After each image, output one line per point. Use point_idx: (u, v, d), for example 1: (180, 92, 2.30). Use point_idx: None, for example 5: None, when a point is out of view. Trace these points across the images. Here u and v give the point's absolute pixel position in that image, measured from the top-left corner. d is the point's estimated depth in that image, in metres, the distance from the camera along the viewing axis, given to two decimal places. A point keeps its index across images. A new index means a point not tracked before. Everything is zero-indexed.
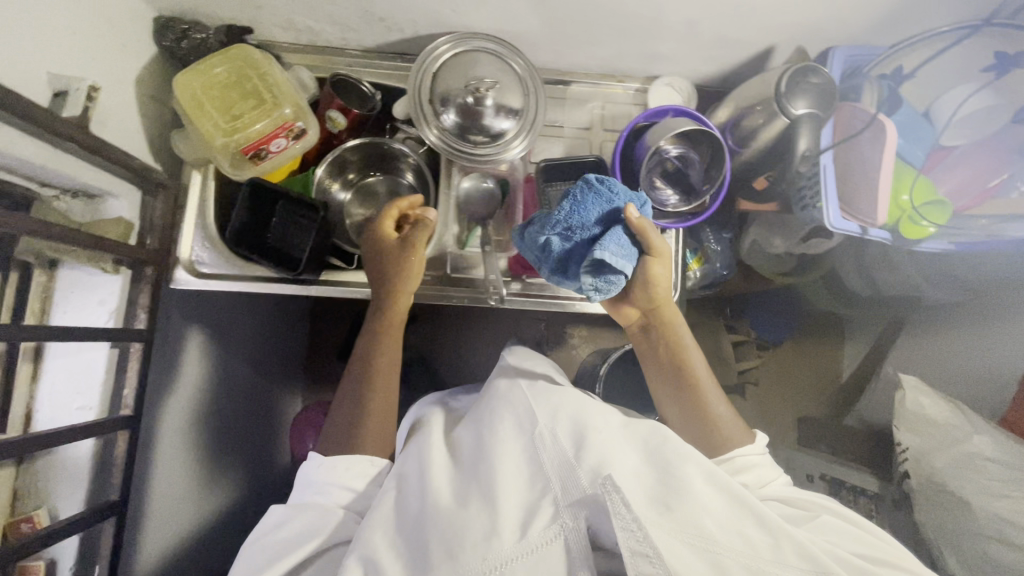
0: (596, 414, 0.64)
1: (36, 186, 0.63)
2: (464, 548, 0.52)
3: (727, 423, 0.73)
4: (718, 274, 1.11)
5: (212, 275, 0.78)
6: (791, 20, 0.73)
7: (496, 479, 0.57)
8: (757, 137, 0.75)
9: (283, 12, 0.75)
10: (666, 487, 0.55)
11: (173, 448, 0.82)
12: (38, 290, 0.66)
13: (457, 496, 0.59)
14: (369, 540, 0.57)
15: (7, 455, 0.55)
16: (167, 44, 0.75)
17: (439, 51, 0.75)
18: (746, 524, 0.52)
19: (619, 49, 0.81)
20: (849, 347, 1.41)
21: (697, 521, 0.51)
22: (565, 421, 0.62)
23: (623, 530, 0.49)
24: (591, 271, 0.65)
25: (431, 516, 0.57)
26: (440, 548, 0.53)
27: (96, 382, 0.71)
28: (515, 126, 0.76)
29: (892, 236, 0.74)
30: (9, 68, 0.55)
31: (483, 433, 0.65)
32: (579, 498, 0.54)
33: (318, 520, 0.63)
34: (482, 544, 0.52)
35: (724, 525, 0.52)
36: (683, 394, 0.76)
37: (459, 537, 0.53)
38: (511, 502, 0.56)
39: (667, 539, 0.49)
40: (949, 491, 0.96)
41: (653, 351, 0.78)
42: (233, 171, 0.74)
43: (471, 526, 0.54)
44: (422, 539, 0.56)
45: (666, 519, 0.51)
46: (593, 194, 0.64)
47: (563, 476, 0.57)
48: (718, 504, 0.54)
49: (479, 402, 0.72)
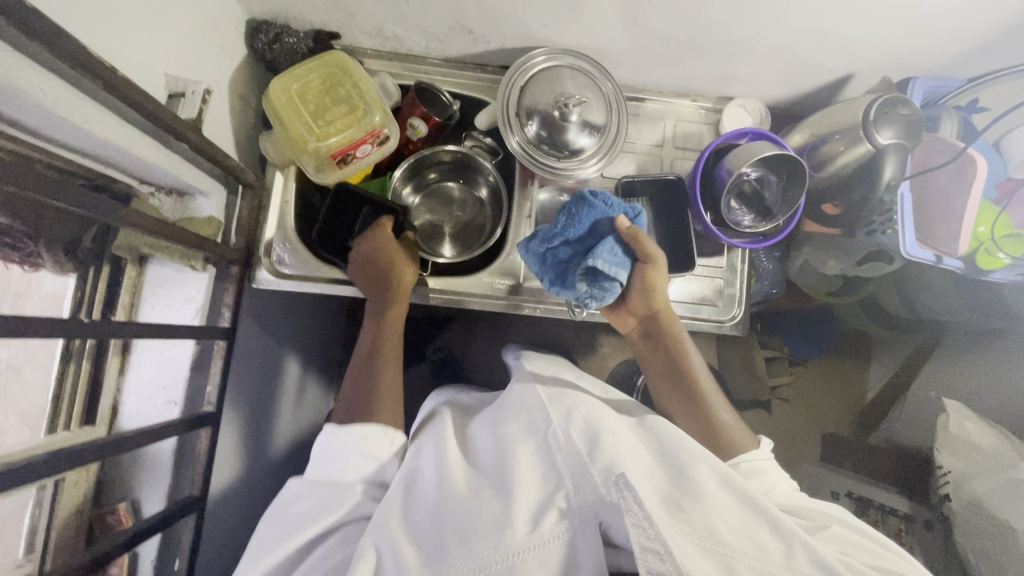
0: (608, 416, 0.66)
1: (136, 182, 0.64)
2: (474, 536, 0.54)
3: (731, 428, 0.72)
4: (768, 293, 1.13)
5: (294, 275, 0.79)
6: (875, 49, 0.75)
7: (511, 475, 0.58)
8: (836, 162, 0.76)
9: (375, 20, 0.76)
10: (682, 490, 0.56)
11: (234, 441, 0.83)
12: (128, 286, 0.69)
13: (471, 487, 0.60)
14: (382, 520, 0.58)
15: (116, 452, 0.56)
16: (257, 46, 0.76)
17: (534, 63, 0.76)
18: (760, 530, 0.53)
19: (698, 69, 0.82)
20: (872, 370, 1.40)
21: (708, 522, 0.52)
22: (579, 421, 0.63)
23: (634, 527, 0.49)
24: (586, 279, 0.68)
25: (445, 507, 0.58)
26: (451, 537, 0.55)
27: (181, 376, 0.73)
28: (595, 146, 0.77)
29: (966, 266, 0.74)
30: (136, 68, 0.56)
31: (500, 433, 0.66)
32: (591, 496, 0.55)
33: (332, 498, 0.62)
34: (494, 534, 0.53)
35: (738, 530, 0.53)
36: (687, 399, 0.74)
37: (472, 528, 0.55)
38: (525, 495, 0.57)
39: (678, 538, 0.50)
40: (992, 516, 0.95)
41: (653, 357, 0.77)
42: (316, 174, 0.75)
43: (484, 516, 0.55)
44: (432, 527, 0.57)
45: (676, 519, 0.52)
46: (587, 207, 0.70)
47: (575, 474, 0.57)
48: (731, 509, 0.55)
49: (495, 404, 0.73)
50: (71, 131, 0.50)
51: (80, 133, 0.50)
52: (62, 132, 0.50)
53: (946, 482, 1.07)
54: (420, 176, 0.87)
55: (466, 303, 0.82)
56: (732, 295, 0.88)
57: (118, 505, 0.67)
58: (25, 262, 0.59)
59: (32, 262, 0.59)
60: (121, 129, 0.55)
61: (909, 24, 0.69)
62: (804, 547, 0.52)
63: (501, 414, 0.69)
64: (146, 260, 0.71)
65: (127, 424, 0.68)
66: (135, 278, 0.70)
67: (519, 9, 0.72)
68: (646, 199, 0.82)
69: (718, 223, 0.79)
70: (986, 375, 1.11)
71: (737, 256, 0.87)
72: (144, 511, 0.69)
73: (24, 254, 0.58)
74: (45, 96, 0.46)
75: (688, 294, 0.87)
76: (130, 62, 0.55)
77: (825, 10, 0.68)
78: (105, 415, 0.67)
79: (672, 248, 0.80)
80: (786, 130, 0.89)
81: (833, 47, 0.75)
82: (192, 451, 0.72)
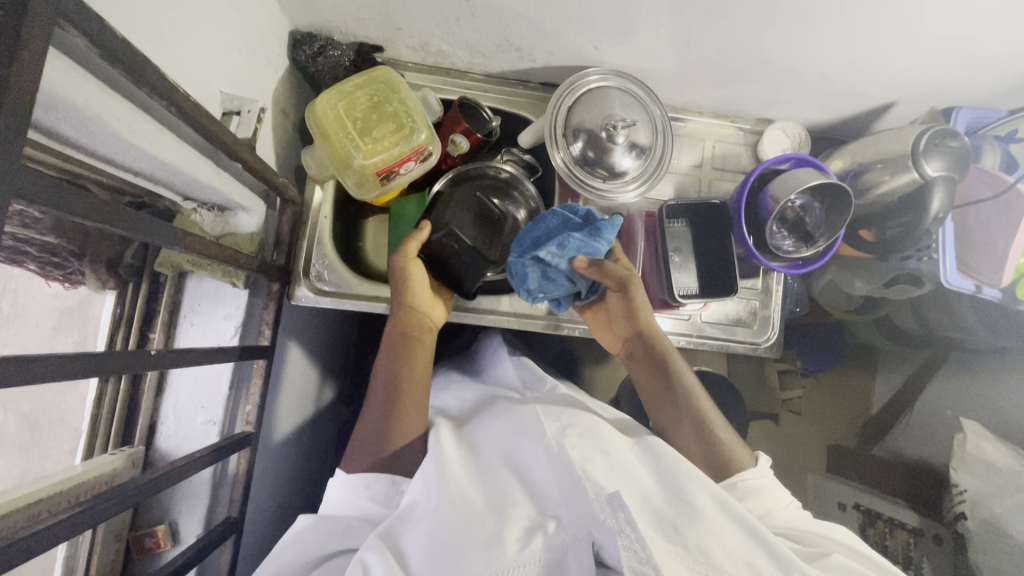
0: (607, 434, 0.62)
1: (180, 199, 0.62)
2: (465, 552, 0.50)
3: (726, 443, 0.69)
4: (792, 312, 1.10)
5: (334, 292, 0.78)
6: (918, 79, 0.76)
7: (508, 496, 0.56)
8: (875, 191, 0.77)
9: (422, 35, 0.76)
10: (676, 509, 0.54)
11: (272, 468, 0.80)
12: (167, 305, 0.67)
13: (464, 497, 0.56)
14: (374, 538, 0.54)
15: (167, 485, 0.53)
16: (301, 58, 0.75)
17: (587, 82, 0.76)
18: (757, 555, 0.52)
19: (741, 92, 0.83)
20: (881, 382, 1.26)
21: (702, 546, 0.50)
22: (573, 434, 0.59)
23: (626, 550, 0.47)
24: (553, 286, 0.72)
25: (435, 513, 0.53)
26: (439, 552, 0.50)
27: (220, 397, 0.70)
28: (638, 169, 0.76)
29: (1005, 295, 0.78)
30: (195, 83, 0.54)
31: (503, 450, 0.63)
32: (583, 514, 0.51)
33: (330, 530, 0.59)
34: (485, 553, 0.49)
35: (734, 557, 0.51)
36: (680, 416, 0.71)
37: (463, 544, 0.50)
38: (519, 512, 0.54)
39: (669, 563, 0.48)
40: (1009, 537, 0.88)
41: (644, 376, 0.75)
42: (357, 190, 0.74)
43: (477, 532, 0.51)
44: (422, 540, 0.52)
45: (669, 542, 0.50)
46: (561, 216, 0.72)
47: (570, 491, 0.53)
48: (726, 532, 0.53)
49: (495, 412, 0.70)
50: (135, 154, 0.48)
51: (143, 155, 0.49)
52: (128, 157, 0.49)
53: (961, 500, 0.99)
54: None
55: (504, 322, 0.82)
56: (767, 317, 0.88)
57: (157, 527, 0.67)
58: (65, 279, 0.58)
59: (73, 280, 0.59)
60: (186, 152, 0.54)
61: (957, 57, 0.70)
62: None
63: (500, 426, 0.66)
64: (185, 276, 0.68)
65: (164, 442, 0.67)
66: (174, 296, 0.67)
67: (570, 30, 0.72)
68: (690, 221, 0.82)
69: (759, 246, 0.79)
70: (999, 392, 1.02)
71: (772, 279, 0.88)
72: (184, 532, 0.68)
73: (68, 272, 0.58)
74: (120, 125, 0.45)
75: (724, 315, 0.87)
76: (192, 80, 0.53)
77: (877, 41, 0.68)
78: (141, 435, 0.66)
79: (713, 269, 0.80)
80: (824, 153, 0.90)
81: (877, 77, 0.76)
82: (230, 472, 0.70)
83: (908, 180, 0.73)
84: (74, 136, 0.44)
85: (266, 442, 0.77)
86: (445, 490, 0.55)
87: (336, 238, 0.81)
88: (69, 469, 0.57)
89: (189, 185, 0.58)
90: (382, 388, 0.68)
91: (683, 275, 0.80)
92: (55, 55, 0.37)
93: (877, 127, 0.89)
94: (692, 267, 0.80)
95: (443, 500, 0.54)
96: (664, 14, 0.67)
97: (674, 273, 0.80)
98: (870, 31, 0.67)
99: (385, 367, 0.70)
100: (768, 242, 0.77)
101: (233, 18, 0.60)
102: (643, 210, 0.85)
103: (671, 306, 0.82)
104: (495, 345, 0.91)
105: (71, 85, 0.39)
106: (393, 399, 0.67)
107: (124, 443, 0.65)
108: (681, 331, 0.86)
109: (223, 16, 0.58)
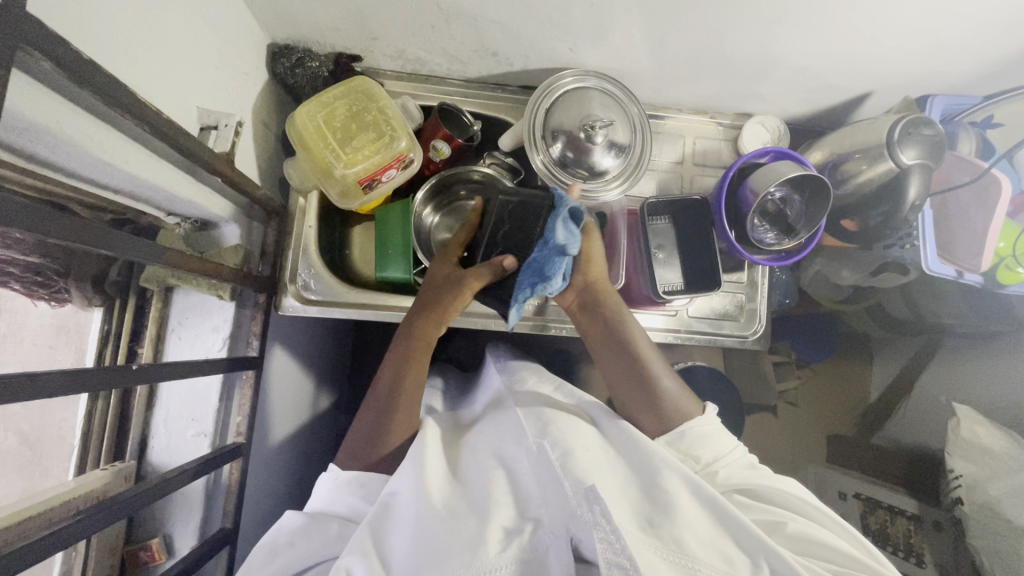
0: (581, 429, 0.63)
1: (162, 214, 0.62)
2: (445, 552, 0.50)
3: (670, 395, 0.70)
4: (782, 304, 1.10)
5: (320, 301, 0.78)
6: (891, 69, 0.77)
7: (490, 496, 0.56)
8: (854, 181, 0.78)
9: (399, 44, 0.77)
10: (653, 502, 0.55)
11: (263, 477, 0.80)
12: (154, 317, 0.67)
13: (448, 503, 0.56)
14: (358, 539, 0.53)
15: (156, 498, 0.53)
16: (279, 70, 0.76)
17: (563, 82, 0.76)
18: (727, 544, 0.53)
19: (719, 88, 0.84)
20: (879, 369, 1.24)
21: (677, 536, 0.51)
22: (552, 432, 0.60)
23: (602, 541, 0.48)
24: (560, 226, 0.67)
25: (417, 518, 0.53)
26: (418, 555, 0.50)
27: (210, 408, 0.70)
28: (620, 167, 0.76)
29: (986, 280, 0.79)
30: (173, 100, 0.55)
31: (491, 449, 0.64)
32: (562, 510, 0.52)
33: (322, 534, 0.58)
34: (465, 553, 0.50)
35: (707, 542, 0.52)
36: (626, 365, 0.72)
37: (446, 545, 0.50)
38: (502, 513, 0.54)
39: (643, 551, 0.49)
40: (1005, 519, 0.85)
41: (591, 327, 0.75)
42: (339, 199, 0.74)
43: (458, 533, 0.52)
44: (406, 544, 0.52)
45: (646, 535, 0.51)
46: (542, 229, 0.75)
47: (549, 488, 0.54)
48: (701, 522, 0.54)
49: (492, 416, 0.71)
50: (111, 172, 0.49)
51: (121, 173, 0.50)
52: (105, 176, 0.50)
53: (957, 485, 0.96)
54: (444, 194, 0.86)
55: (492, 326, 0.83)
56: (755, 310, 0.89)
57: (151, 540, 0.67)
58: (51, 298, 0.58)
59: (57, 297, 0.59)
60: (161, 166, 0.54)
61: (927, 45, 0.71)
62: (770, 560, 0.51)
63: (486, 432, 0.67)
64: (172, 291, 0.68)
65: (155, 455, 0.68)
66: (161, 310, 0.68)
67: (545, 33, 0.73)
68: (672, 218, 0.82)
69: (742, 240, 0.79)
70: (990, 377, 1.01)
71: (757, 272, 0.89)
72: (176, 545, 0.68)
73: (53, 291, 0.58)
74: (94, 145, 0.46)
75: (711, 310, 0.88)
76: (169, 97, 0.54)
77: (845, 34, 0.70)
78: (132, 449, 0.67)
79: (695, 265, 0.81)
80: (803, 146, 0.92)
81: (850, 69, 0.77)
82: (224, 483, 0.70)
83: (885, 170, 0.74)
84: (46, 154, 0.44)
85: (259, 450, 0.78)
86: (428, 496, 0.55)
87: (322, 247, 0.82)
88: (61, 485, 0.57)
89: (168, 201, 0.58)
90: (382, 398, 0.68)
91: (666, 272, 0.80)
92: (23, 79, 0.38)
93: (857, 117, 0.90)
94: (676, 263, 0.81)
95: (426, 505, 0.54)
96: (636, 15, 0.68)
97: (657, 268, 0.80)
98: (836, 25, 0.68)
99: (385, 378, 0.70)
100: (751, 236, 0.78)
101: (208, 35, 0.61)
102: (625, 208, 0.85)
103: (658, 303, 0.82)
104: (496, 356, 0.90)
105: (40, 107, 0.40)
106: (385, 408, 0.67)
107: (116, 459, 0.66)
108: (671, 325, 0.87)
109: (196, 32, 0.59)
